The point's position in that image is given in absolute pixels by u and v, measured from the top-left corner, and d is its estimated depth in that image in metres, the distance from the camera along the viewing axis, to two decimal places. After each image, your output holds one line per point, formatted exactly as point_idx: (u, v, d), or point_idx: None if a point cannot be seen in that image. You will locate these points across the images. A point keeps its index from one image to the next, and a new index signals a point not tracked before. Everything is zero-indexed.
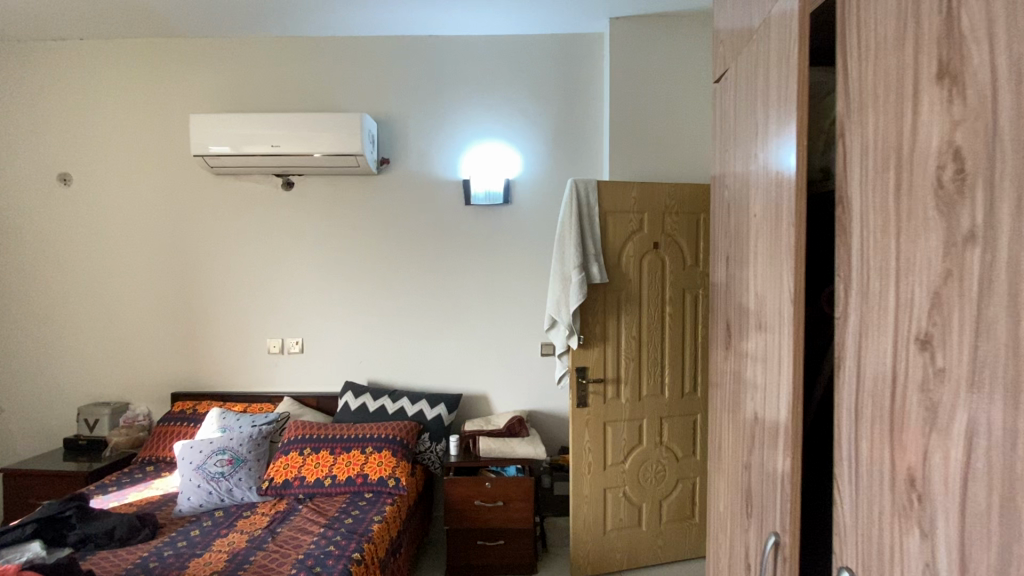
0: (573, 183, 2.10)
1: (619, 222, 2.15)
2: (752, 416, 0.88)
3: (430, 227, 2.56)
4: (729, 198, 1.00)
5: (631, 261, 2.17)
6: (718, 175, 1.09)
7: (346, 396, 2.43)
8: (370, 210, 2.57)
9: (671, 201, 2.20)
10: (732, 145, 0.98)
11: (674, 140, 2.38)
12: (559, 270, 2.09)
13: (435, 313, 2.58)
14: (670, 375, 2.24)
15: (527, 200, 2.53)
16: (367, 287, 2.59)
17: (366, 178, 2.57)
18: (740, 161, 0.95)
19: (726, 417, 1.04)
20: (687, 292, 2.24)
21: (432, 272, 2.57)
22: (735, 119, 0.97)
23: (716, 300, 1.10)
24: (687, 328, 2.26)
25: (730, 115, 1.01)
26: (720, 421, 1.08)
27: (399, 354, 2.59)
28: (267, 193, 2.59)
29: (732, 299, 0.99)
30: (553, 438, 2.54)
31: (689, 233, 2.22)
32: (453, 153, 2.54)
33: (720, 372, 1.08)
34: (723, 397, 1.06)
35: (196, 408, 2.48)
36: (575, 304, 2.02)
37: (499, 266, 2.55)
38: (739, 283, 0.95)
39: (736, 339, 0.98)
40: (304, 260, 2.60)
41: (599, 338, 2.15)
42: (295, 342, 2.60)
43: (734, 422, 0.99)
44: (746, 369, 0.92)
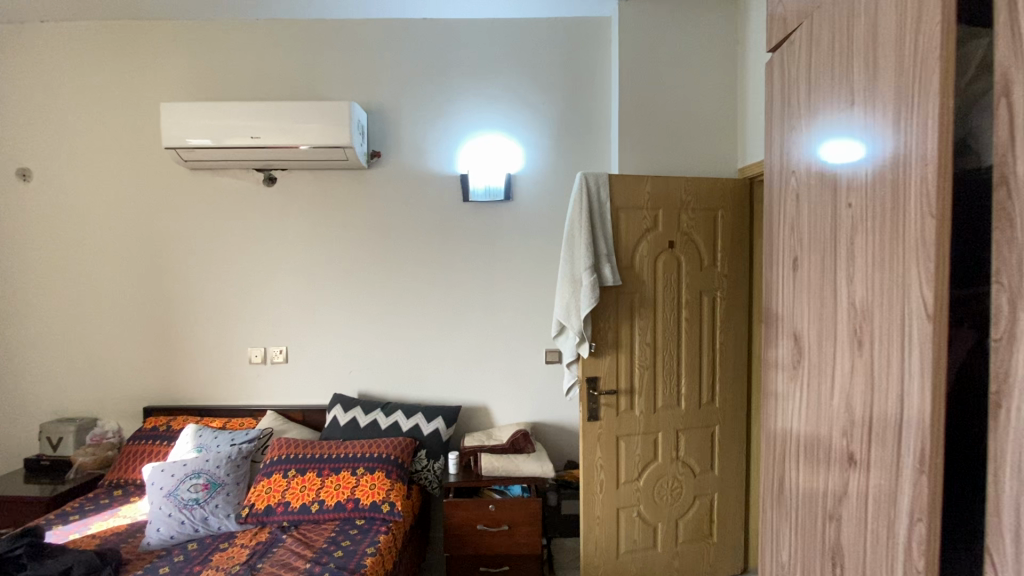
0: (583, 176, 1.93)
1: (632, 219, 1.98)
2: (838, 457, 0.71)
3: (425, 226, 2.37)
4: (794, 188, 0.83)
5: (645, 262, 2.00)
6: (770, 164, 0.92)
7: (335, 410, 2.24)
8: (361, 208, 2.38)
9: (687, 197, 2.04)
10: (799, 124, 0.81)
11: (688, 131, 2.22)
12: (568, 272, 1.91)
13: (431, 319, 2.39)
14: (687, 385, 2.08)
15: (529, 197, 2.35)
16: (357, 292, 2.40)
17: (356, 173, 2.38)
18: (810, 144, 0.78)
19: (788, 449, 0.87)
20: (704, 295, 2.09)
21: (428, 275, 2.38)
22: (803, 91, 0.80)
23: (769, 309, 0.92)
24: (704, 333, 2.10)
25: (789, 91, 0.84)
26: (776, 452, 0.91)
27: (392, 363, 2.40)
28: (248, 189, 2.38)
29: (799, 309, 0.82)
30: (559, 453, 2.37)
31: (707, 231, 2.07)
32: (450, 146, 2.35)
33: (775, 394, 0.91)
34: (781, 424, 0.89)
35: (170, 424, 2.26)
36: (587, 309, 1.85)
37: (500, 267, 2.37)
38: (809, 291, 0.79)
39: (805, 357, 0.80)
40: (289, 262, 2.40)
41: (611, 346, 1.98)
42: (279, 351, 2.40)
43: (802, 457, 0.81)
44: (822, 397, 0.75)
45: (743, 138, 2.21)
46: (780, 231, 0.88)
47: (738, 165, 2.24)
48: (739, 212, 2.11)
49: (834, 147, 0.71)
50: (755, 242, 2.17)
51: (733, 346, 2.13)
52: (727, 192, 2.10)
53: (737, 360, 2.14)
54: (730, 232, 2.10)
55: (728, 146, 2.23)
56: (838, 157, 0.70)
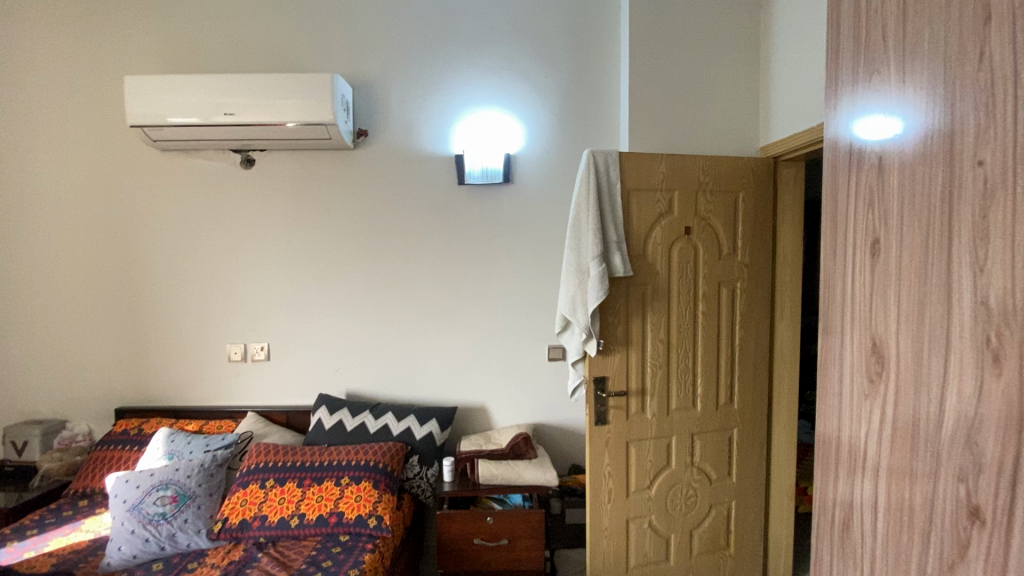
0: (591, 153, 1.73)
1: (645, 202, 1.78)
2: (945, 500, 0.56)
3: (418, 212, 2.18)
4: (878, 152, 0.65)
5: (658, 250, 1.81)
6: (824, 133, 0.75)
7: (320, 412, 2.06)
8: (347, 192, 2.19)
9: (705, 178, 1.85)
10: (882, 79, 0.64)
11: (706, 107, 2.01)
12: (573, 262, 1.71)
13: (424, 312, 2.21)
14: (704, 384, 1.90)
15: (530, 179, 2.16)
16: (344, 284, 2.21)
17: (341, 154, 2.18)
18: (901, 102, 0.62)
19: (845, 476, 0.70)
20: (723, 286, 1.90)
21: (420, 265, 2.19)
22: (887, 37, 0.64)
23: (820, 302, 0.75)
24: (722, 328, 1.91)
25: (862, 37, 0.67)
26: (823, 474, 0.74)
27: (383, 361, 2.22)
28: (224, 172, 2.19)
29: (880, 308, 0.65)
30: (562, 456, 2.20)
31: (726, 216, 1.88)
32: (443, 123, 2.15)
33: (824, 406, 0.74)
34: (832, 443, 0.72)
35: (142, 428, 2.09)
36: (595, 302, 1.65)
37: (499, 257, 2.18)
38: (892, 288, 0.63)
39: (883, 370, 0.64)
40: (270, 251, 2.21)
41: (621, 342, 1.79)
42: (260, 347, 2.22)
43: (875, 489, 0.65)
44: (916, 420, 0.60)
45: (765, 115, 2.01)
46: (846, 206, 0.69)
47: (760, 144, 2.05)
48: (761, 196, 1.93)
49: (972, 97, 0.53)
50: (777, 229, 1.98)
51: (754, 342, 1.96)
52: (748, 173, 1.91)
53: (757, 358, 1.97)
54: (751, 217, 1.91)
55: (750, 123, 2.03)
56: (977, 113, 0.52)
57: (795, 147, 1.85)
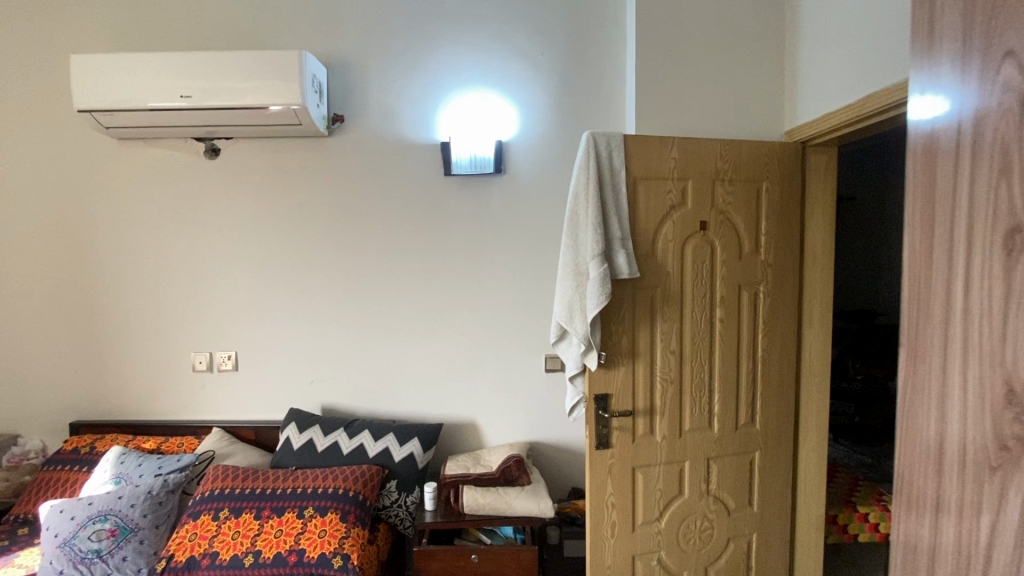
0: (591, 135, 1.48)
1: (653, 192, 1.55)
2: None
3: (400, 207, 1.96)
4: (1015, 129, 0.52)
5: (670, 248, 1.57)
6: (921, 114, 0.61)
7: (289, 430, 1.84)
8: (321, 185, 1.97)
9: (723, 165, 1.61)
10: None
11: (723, 87, 1.78)
12: (570, 262, 1.47)
13: (406, 318, 1.99)
14: (721, 402, 1.67)
15: (523, 170, 1.93)
16: (319, 287, 2.00)
17: (315, 142, 1.96)
18: None
19: (946, 512, 0.58)
20: (744, 289, 1.66)
21: (402, 266, 1.97)
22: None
23: (911, 301, 0.62)
24: (743, 338, 1.68)
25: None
26: (905, 509, 0.63)
27: (361, 371, 2.00)
28: (186, 163, 1.98)
29: (1020, 318, 0.52)
30: (560, 479, 1.98)
31: (748, 209, 1.64)
32: (427, 107, 1.93)
33: (910, 431, 0.62)
34: (923, 476, 0.61)
35: (94, 446, 1.89)
36: (595, 310, 1.42)
37: (490, 257, 1.95)
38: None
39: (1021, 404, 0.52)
40: (237, 251, 2.00)
41: (626, 354, 1.55)
42: (227, 356, 2.01)
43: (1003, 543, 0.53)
44: None
45: (791, 95, 1.77)
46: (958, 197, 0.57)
47: (785, 129, 1.80)
48: (787, 185, 1.68)
49: None
50: (805, 224, 1.74)
51: (778, 354, 1.72)
52: (772, 159, 1.66)
53: (783, 370, 1.73)
54: (776, 210, 1.67)
55: (773, 105, 1.79)
56: None
57: (828, 129, 1.60)
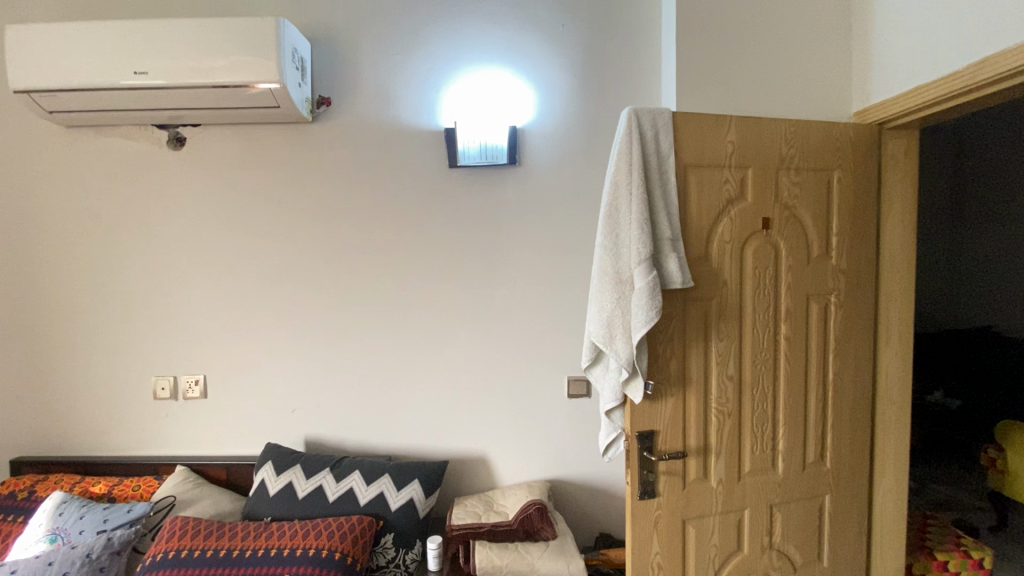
0: (634, 112, 1.20)
1: (707, 183, 1.26)
2: None
3: (397, 206, 1.67)
4: None
5: (727, 251, 1.28)
6: None
7: (263, 471, 1.54)
8: (305, 180, 1.68)
9: (789, 150, 1.33)
10: None
11: (780, 59, 1.49)
12: (609, 270, 1.18)
13: (405, 336, 1.70)
14: (787, 437, 1.38)
15: (540, 160, 1.64)
16: (302, 300, 1.70)
17: (297, 130, 1.68)
18: None
19: None
20: (813, 301, 1.38)
21: (400, 274, 1.68)
22: None
23: None
24: (812, 359, 1.39)
25: None
26: None
27: (353, 398, 1.71)
28: (146, 155, 1.69)
29: None
30: (587, 522, 1.69)
31: (817, 204, 1.36)
32: (428, 87, 1.65)
33: None
34: None
35: (34, 489, 1.59)
36: (642, 328, 1.12)
37: (502, 264, 1.66)
38: None
39: None
40: (207, 257, 1.70)
41: (676, 383, 1.27)
42: (194, 382, 1.71)
43: None
44: None
45: (861, 68, 1.49)
46: None
47: (854, 110, 1.52)
48: (861, 176, 1.40)
49: None
50: (881, 223, 1.45)
51: (853, 378, 1.43)
52: (845, 144, 1.38)
53: (858, 397, 1.44)
54: (849, 206, 1.39)
55: (838, 81, 1.51)
56: None
57: (915, 108, 1.32)
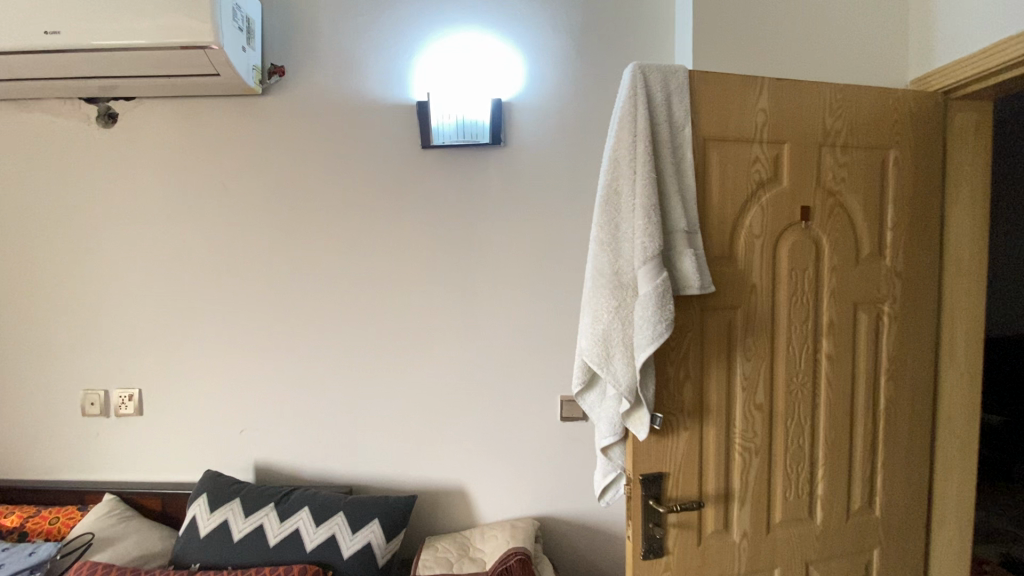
0: (640, 69, 0.94)
1: (731, 162, 1.00)
2: None
3: (362, 194, 1.42)
4: None
5: (756, 247, 1.02)
6: None
7: (196, 507, 1.30)
8: (254, 162, 1.44)
9: (834, 122, 1.06)
10: None
11: (820, 14, 1.22)
12: (606, 271, 0.91)
13: (370, 348, 1.45)
14: (828, 479, 1.11)
15: (529, 141, 1.39)
16: (252, 304, 1.46)
17: (246, 105, 1.43)
18: None
19: None
20: (861, 311, 1.11)
21: (364, 275, 1.44)
22: None
23: None
24: (860, 383, 1.12)
25: None
26: None
27: (309, 418, 1.47)
28: (74, 134, 1.46)
29: None
30: (582, 567, 1.43)
31: (869, 190, 1.09)
32: (398, 53, 1.39)
33: None
34: None
35: None
36: (650, 348, 0.86)
37: (483, 263, 1.41)
38: None
39: None
40: (142, 253, 1.47)
41: (690, 414, 1.01)
42: (127, 397, 1.48)
43: None
44: None
45: (920, 25, 1.22)
46: None
47: (909, 77, 1.25)
48: (923, 157, 1.13)
49: None
50: (945, 215, 1.18)
51: (909, 405, 1.16)
52: (904, 116, 1.11)
53: (915, 428, 1.17)
54: (908, 193, 1.12)
55: (892, 43, 1.24)
56: None
57: (997, 69, 1.04)
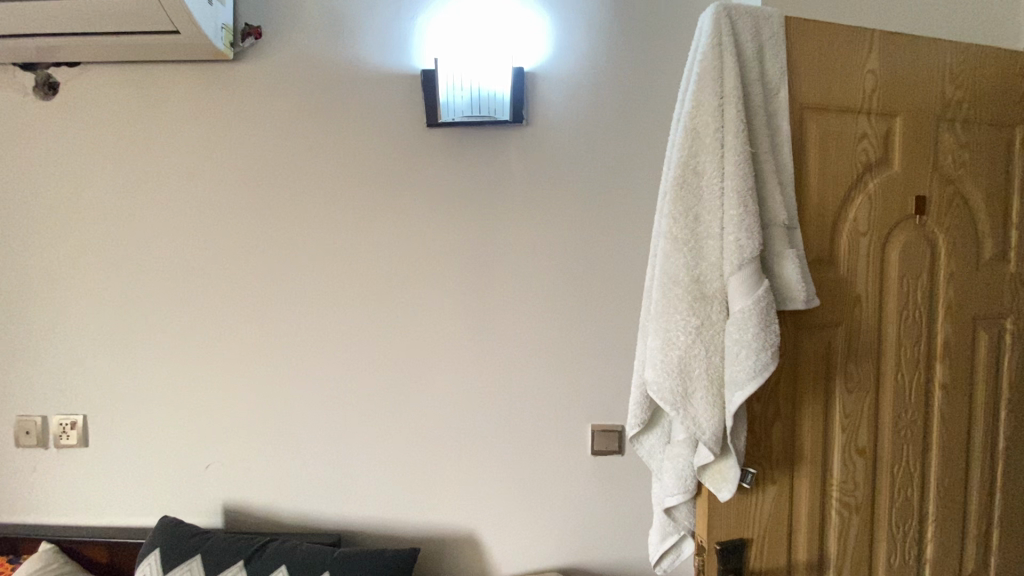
0: (726, 11, 0.71)
1: (833, 139, 0.78)
2: None
3: (355, 183, 1.18)
4: None
5: (861, 248, 0.80)
6: None
7: (147, 566, 1.06)
8: (224, 143, 1.19)
9: (956, 92, 0.84)
10: None
11: None
12: (684, 277, 0.68)
13: (364, 367, 1.21)
14: (938, 539, 0.89)
15: (558, 120, 1.15)
16: (222, 314, 1.22)
17: (215, 73, 1.18)
18: None
19: None
20: (980, 330, 0.89)
21: (358, 280, 1.20)
22: None
23: None
24: (977, 419, 0.90)
25: None
26: None
27: (290, 451, 1.23)
28: (6, 106, 1.21)
29: None
30: None
31: (993, 179, 0.87)
32: (398, 10, 1.15)
33: None
34: None
35: None
36: (752, 384, 0.64)
37: (500, 265, 1.18)
38: None
39: None
40: (88, 252, 1.22)
41: (779, 462, 0.78)
42: (69, 425, 1.23)
43: None
44: None
45: None
46: None
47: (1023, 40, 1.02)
48: None
49: None
50: None
51: None
52: None
53: None
54: None
55: None
56: None
57: None
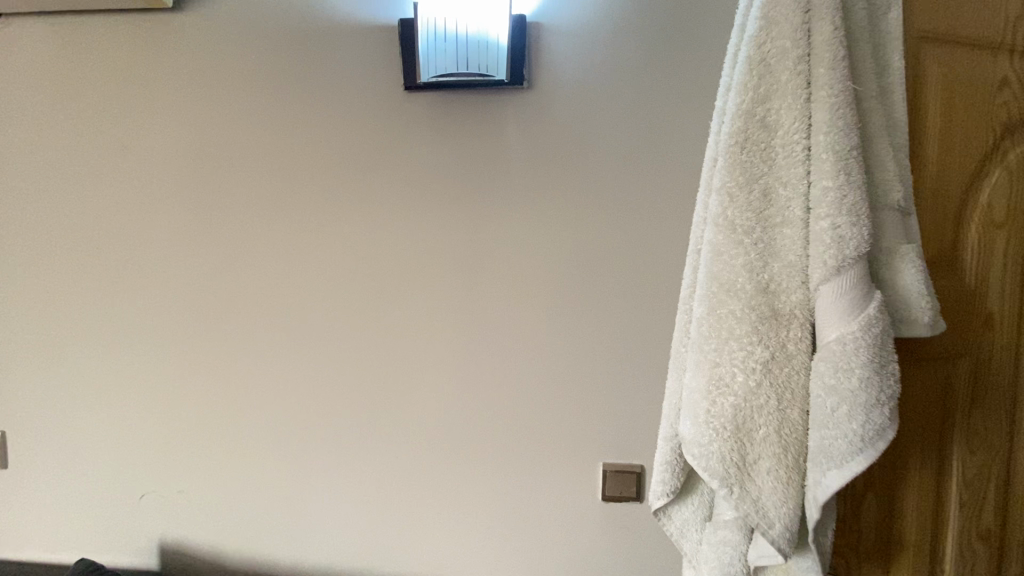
0: None
1: (959, 93, 0.54)
2: None
3: (319, 160, 0.97)
4: None
5: (995, 249, 0.55)
6: None
7: None
8: (165, 112, 0.99)
9: None
10: None
11: None
12: (751, 289, 0.48)
13: (326, 385, 1.00)
14: None
15: (569, 81, 0.91)
16: (161, 315, 1.02)
17: (154, 26, 0.98)
18: None
19: None
20: None
21: (321, 278, 0.99)
22: None
23: None
24: None
25: None
26: None
27: (238, 481, 1.02)
28: None
29: None
30: None
31: None
32: None
33: None
34: None
35: None
36: (858, 465, 0.45)
37: (493, 265, 0.95)
38: None
39: None
40: (11, 240, 1.03)
41: (872, 551, 0.58)
42: None
43: None
44: None
45: None
46: None
47: None
48: None
49: None
50: None
51: None
52: None
53: None
54: None
55: None
56: None
57: None
